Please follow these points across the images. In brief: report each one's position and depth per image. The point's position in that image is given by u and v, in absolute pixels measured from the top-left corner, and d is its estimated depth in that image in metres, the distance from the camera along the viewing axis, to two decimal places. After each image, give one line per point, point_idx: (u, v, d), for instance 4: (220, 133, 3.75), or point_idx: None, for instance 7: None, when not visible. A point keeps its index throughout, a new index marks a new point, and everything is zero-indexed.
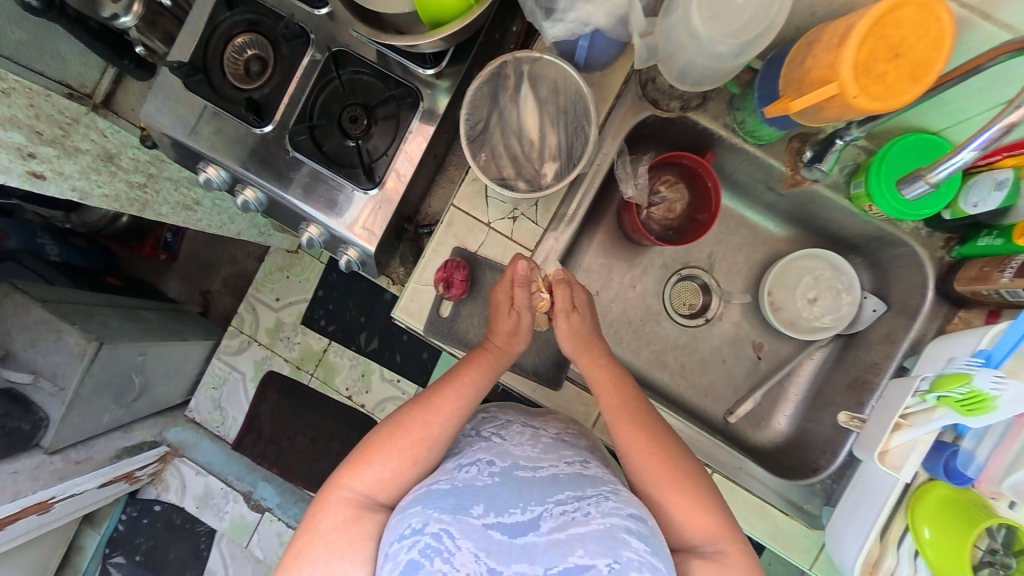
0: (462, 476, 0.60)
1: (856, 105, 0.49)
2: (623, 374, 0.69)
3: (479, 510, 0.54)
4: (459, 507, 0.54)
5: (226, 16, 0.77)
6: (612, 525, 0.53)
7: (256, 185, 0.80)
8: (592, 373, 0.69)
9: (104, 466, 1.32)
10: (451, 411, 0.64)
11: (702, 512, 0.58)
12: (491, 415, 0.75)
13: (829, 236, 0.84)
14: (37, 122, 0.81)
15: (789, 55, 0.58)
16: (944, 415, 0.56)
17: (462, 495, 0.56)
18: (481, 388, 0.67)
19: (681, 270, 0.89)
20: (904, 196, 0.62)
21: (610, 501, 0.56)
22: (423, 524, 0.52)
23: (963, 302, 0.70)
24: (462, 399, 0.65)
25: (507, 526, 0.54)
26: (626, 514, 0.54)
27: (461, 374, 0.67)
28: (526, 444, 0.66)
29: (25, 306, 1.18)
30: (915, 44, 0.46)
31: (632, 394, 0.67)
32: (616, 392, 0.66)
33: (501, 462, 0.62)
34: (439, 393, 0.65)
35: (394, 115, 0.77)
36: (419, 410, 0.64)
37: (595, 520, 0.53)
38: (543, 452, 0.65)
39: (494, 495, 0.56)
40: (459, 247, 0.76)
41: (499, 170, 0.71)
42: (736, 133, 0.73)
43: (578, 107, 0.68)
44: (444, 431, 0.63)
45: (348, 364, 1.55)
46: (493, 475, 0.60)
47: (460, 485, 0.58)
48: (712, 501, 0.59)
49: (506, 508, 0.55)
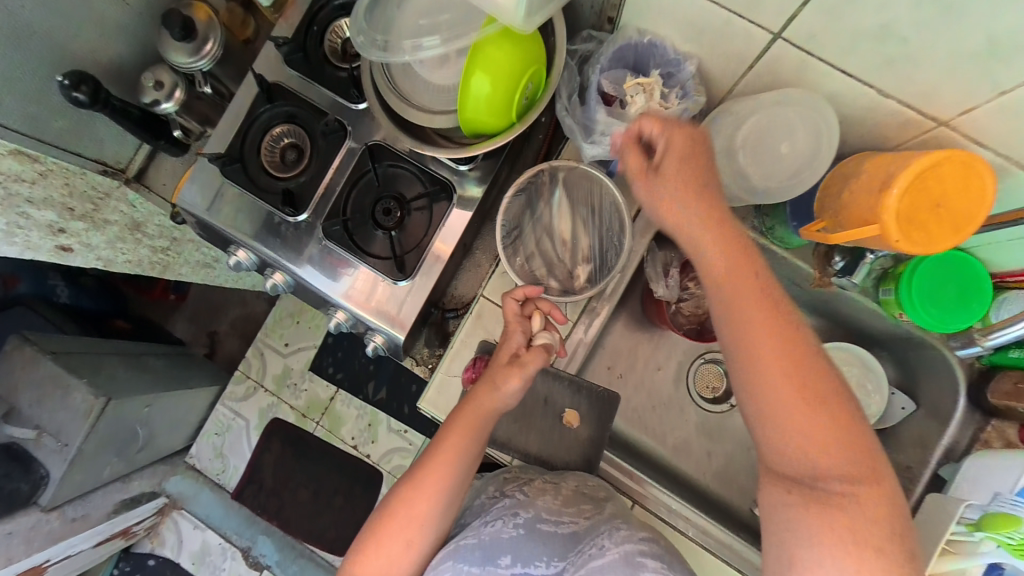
0: (487, 530, 0.63)
1: (897, 248, 0.50)
2: (776, 291, 0.49)
3: (506, 560, 0.59)
4: (488, 559, 0.59)
5: (265, 109, 0.79)
6: (627, 552, 0.57)
7: (285, 270, 0.80)
8: (728, 286, 0.49)
9: (100, 523, 1.29)
10: (440, 485, 0.61)
11: (867, 529, 0.43)
12: (514, 474, 0.74)
13: (853, 330, 0.84)
14: (70, 199, 0.84)
15: (824, 179, 0.60)
16: (990, 549, 0.55)
17: (490, 546, 0.60)
18: (470, 455, 0.63)
19: (705, 354, 0.90)
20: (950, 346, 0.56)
21: (622, 530, 0.62)
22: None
23: (995, 412, 0.70)
24: (450, 471, 0.61)
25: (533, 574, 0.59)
26: (637, 539, 0.60)
27: (445, 444, 0.62)
28: (547, 494, 0.68)
29: (34, 360, 1.18)
30: (955, 197, 0.47)
31: (794, 327, 0.47)
32: (769, 322, 0.47)
33: (524, 513, 0.65)
34: (426, 469, 0.62)
35: (427, 208, 0.78)
36: (406, 492, 0.61)
37: (611, 550, 0.58)
38: (563, 503, 0.67)
39: (520, 546, 0.61)
40: (485, 341, 0.75)
41: (532, 271, 0.71)
42: (763, 237, 0.74)
43: (613, 217, 0.69)
44: (433, 506, 0.61)
45: (355, 414, 1.51)
46: (518, 527, 0.63)
47: (486, 538, 0.62)
48: (877, 486, 0.44)
49: (532, 558, 0.60)
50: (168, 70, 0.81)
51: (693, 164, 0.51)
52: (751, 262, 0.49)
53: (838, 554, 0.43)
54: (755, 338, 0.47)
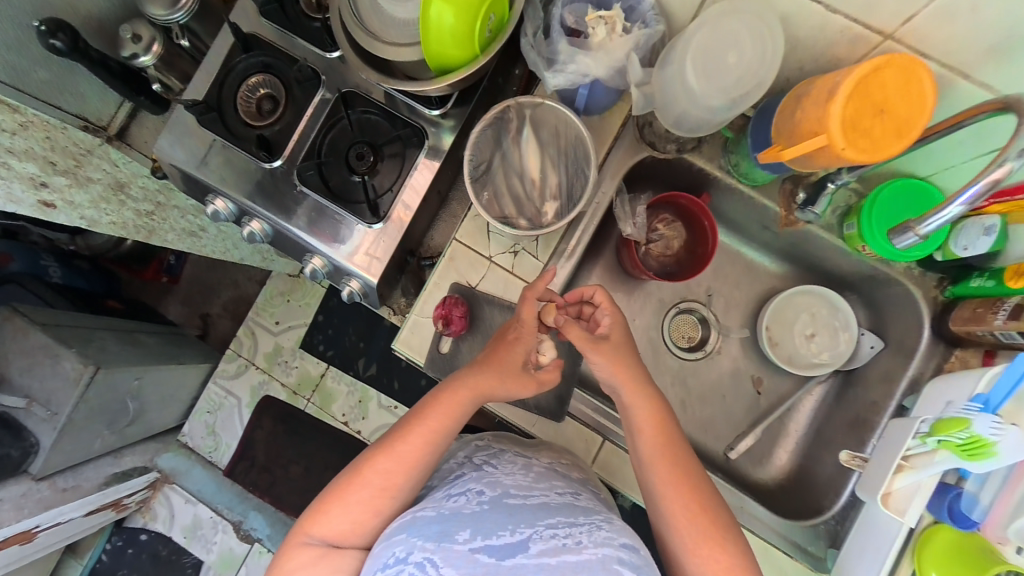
0: (449, 504, 0.58)
1: (844, 156, 0.51)
2: (667, 416, 0.66)
3: (464, 535, 0.52)
4: (444, 534, 0.52)
5: (241, 59, 0.81)
6: (605, 556, 0.51)
7: (262, 217, 0.82)
8: (637, 411, 0.65)
9: (93, 492, 1.23)
10: (418, 456, 0.62)
11: (718, 545, 0.58)
12: (485, 444, 0.73)
13: (824, 275, 0.86)
14: (51, 154, 0.82)
15: (780, 105, 0.61)
16: (944, 458, 0.56)
17: (448, 522, 0.54)
18: (449, 429, 0.64)
19: (680, 304, 0.90)
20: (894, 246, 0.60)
21: (603, 531, 0.55)
22: (408, 552, 0.51)
23: (959, 342, 0.71)
24: (428, 443, 0.63)
25: (495, 547, 0.51)
26: (619, 544, 0.53)
27: (428, 415, 0.64)
28: (517, 473, 0.64)
29: (24, 330, 1.11)
30: (897, 103, 0.49)
31: (672, 434, 0.64)
32: (659, 431, 0.64)
33: (491, 491, 0.59)
34: (404, 437, 0.63)
35: (400, 153, 0.79)
36: (381, 455, 0.62)
37: (587, 549, 0.52)
38: (534, 480, 0.63)
39: (482, 519, 0.54)
40: (458, 283, 0.77)
41: (501, 208, 0.73)
42: (730, 174, 0.75)
43: (578, 150, 0.71)
44: (407, 476, 0.61)
45: (346, 390, 1.48)
46: (482, 503, 0.57)
47: (446, 512, 0.56)
48: (725, 529, 0.59)
49: (494, 529, 0.53)
50: (146, 24, 0.82)
51: (624, 345, 0.68)
52: (640, 375, 0.67)
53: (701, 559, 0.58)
54: (653, 472, 0.63)
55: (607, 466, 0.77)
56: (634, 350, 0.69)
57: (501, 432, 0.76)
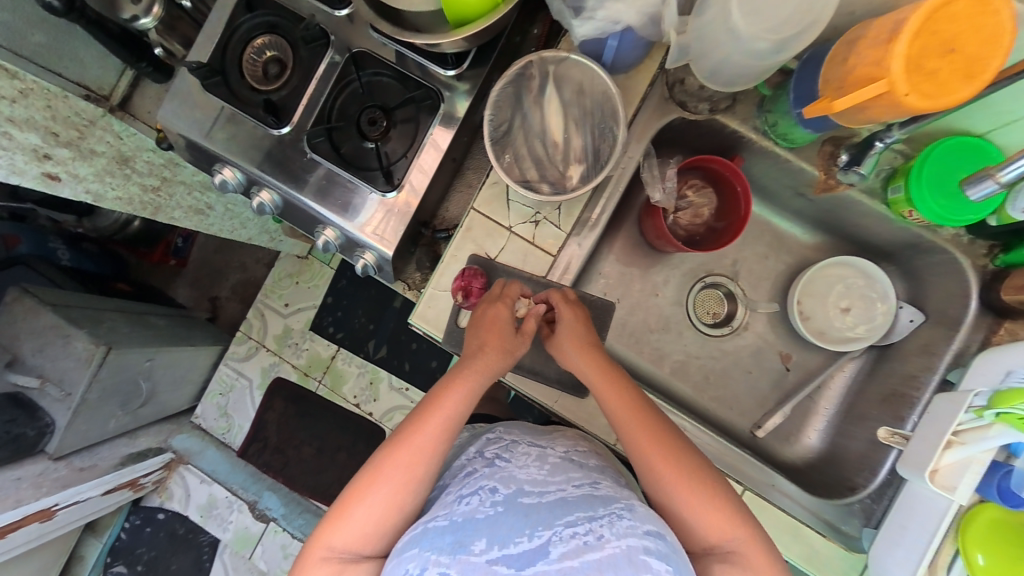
0: (462, 509, 0.55)
1: (906, 104, 0.47)
2: (624, 379, 0.65)
3: (481, 546, 0.50)
4: (459, 545, 0.50)
5: (245, 19, 0.77)
6: (630, 548, 0.48)
7: (271, 187, 0.78)
8: (595, 383, 0.64)
9: (109, 472, 1.21)
10: (435, 446, 0.60)
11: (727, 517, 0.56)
12: (497, 436, 0.71)
13: (859, 244, 0.82)
14: (53, 124, 0.78)
15: (828, 55, 0.57)
16: (1001, 432, 0.53)
17: (462, 531, 0.52)
18: (465, 412, 0.62)
19: (705, 278, 0.86)
20: (969, 197, 0.59)
21: (625, 520, 0.52)
22: (421, 569, 0.49)
23: (1008, 313, 0.67)
24: (446, 430, 0.60)
25: (514, 557, 0.49)
26: (643, 533, 0.51)
27: (442, 400, 0.62)
28: (531, 468, 0.62)
29: (34, 310, 1.08)
30: (969, 39, 0.45)
31: (628, 394, 0.63)
32: (618, 399, 0.63)
33: (505, 490, 0.57)
34: (419, 428, 0.60)
35: (413, 118, 0.76)
36: (398, 448, 0.59)
37: (610, 543, 0.49)
38: (549, 473, 0.61)
39: (497, 525, 0.52)
40: (476, 254, 0.73)
41: (523, 171, 0.70)
42: (767, 136, 0.70)
43: (605, 108, 0.67)
44: (427, 468, 0.59)
45: (356, 371, 1.48)
46: (496, 505, 0.55)
47: (459, 519, 0.54)
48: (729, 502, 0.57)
49: (510, 536, 0.51)
50: None
51: (582, 328, 0.68)
52: (602, 358, 0.66)
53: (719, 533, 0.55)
54: (628, 441, 0.61)
55: None
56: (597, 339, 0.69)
57: (513, 422, 0.73)
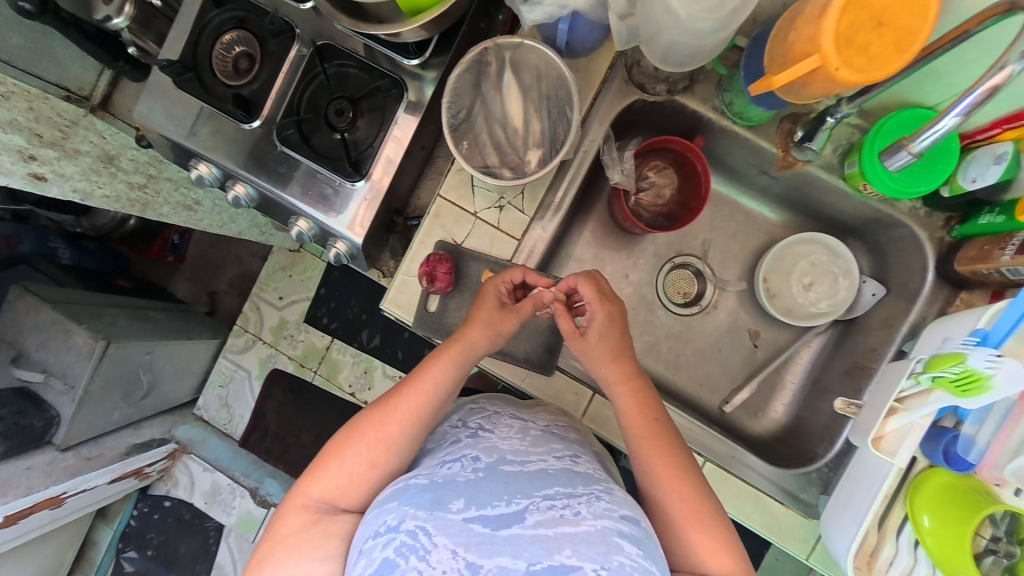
0: (443, 472, 0.57)
1: (838, 78, 0.48)
2: (652, 402, 0.65)
3: (458, 505, 0.51)
4: (437, 503, 0.52)
5: (214, 14, 0.78)
6: (604, 528, 0.51)
7: (247, 181, 0.81)
8: (622, 402, 0.65)
9: (115, 461, 1.26)
10: (414, 411, 0.63)
11: (706, 529, 0.58)
12: (479, 406, 0.73)
13: (825, 220, 0.83)
14: (37, 125, 0.78)
15: (772, 33, 0.58)
16: (939, 398, 0.55)
17: (441, 490, 0.54)
18: (447, 387, 0.64)
19: (675, 259, 0.88)
20: (888, 169, 0.62)
21: (602, 501, 0.55)
22: (399, 521, 0.51)
23: (964, 284, 0.67)
24: (425, 399, 0.63)
25: (490, 518, 0.51)
26: (619, 516, 0.53)
27: (425, 372, 0.65)
28: (513, 438, 0.63)
29: (35, 307, 1.12)
30: (897, 11, 0.46)
31: (654, 414, 0.64)
32: (642, 416, 0.64)
33: (487, 458, 0.59)
34: (402, 393, 0.64)
35: (380, 107, 0.78)
36: (379, 411, 0.62)
37: (586, 520, 0.51)
38: (531, 445, 0.63)
39: (476, 488, 0.54)
40: (444, 240, 0.76)
41: (484, 158, 0.72)
42: (725, 115, 0.72)
43: (561, 92, 0.69)
44: (407, 430, 0.62)
45: (351, 361, 1.52)
46: (478, 470, 0.57)
47: (439, 480, 0.55)
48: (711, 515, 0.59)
49: (489, 500, 0.52)
50: None
51: (617, 337, 0.66)
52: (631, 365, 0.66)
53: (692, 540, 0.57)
54: (640, 451, 0.62)
55: (597, 419, 0.78)
56: (628, 346, 0.67)
57: (496, 393, 0.75)
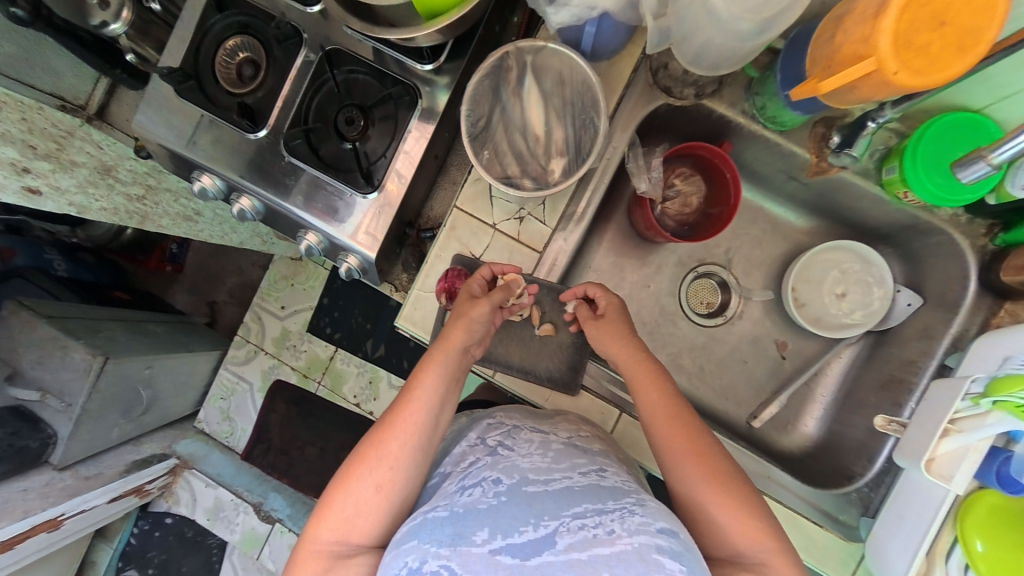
0: (463, 500, 0.53)
1: (895, 82, 0.45)
2: (661, 372, 0.63)
3: (482, 536, 0.48)
4: (460, 537, 0.48)
5: (216, 20, 0.75)
6: (642, 545, 0.46)
7: (252, 194, 0.77)
8: (631, 375, 0.64)
9: (114, 480, 1.19)
10: (411, 425, 0.58)
11: (730, 496, 0.54)
12: (497, 421, 0.69)
13: (855, 227, 0.80)
14: (31, 136, 0.74)
15: (815, 32, 0.55)
16: (999, 420, 0.52)
17: (462, 522, 0.50)
18: (441, 393, 0.60)
19: (698, 268, 0.85)
20: (959, 179, 0.59)
21: (637, 516, 0.50)
22: (421, 562, 0.47)
23: (1009, 294, 0.65)
24: (420, 409, 0.59)
25: (517, 547, 0.47)
26: (656, 530, 0.48)
27: (418, 382, 0.60)
28: (534, 455, 0.60)
29: (30, 323, 1.07)
30: (959, 10, 0.43)
31: (666, 384, 0.62)
32: (654, 386, 0.61)
33: (508, 479, 0.55)
34: (397, 408, 0.59)
35: (392, 115, 0.74)
36: (378, 432, 0.58)
37: (622, 539, 0.47)
38: (553, 461, 0.59)
39: (500, 515, 0.50)
40: (460, 254, 0.72)
41: (503, 168, 0.69)
42: (755, 120, 0.68)
43: (585, 98, 0.66)
44: (407, 446, 0.57)
45: (355, 371, 1.48)
46: (500, 495, 0.53)
47: (460, 510, 0.51)
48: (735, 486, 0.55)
49: (514, 527, 0.49)
50: None
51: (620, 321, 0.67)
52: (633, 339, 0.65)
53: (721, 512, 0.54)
54: (651, 422, 0.60)
55: (625, 439, 0.74)
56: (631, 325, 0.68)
57: (513, 406, 0.71)
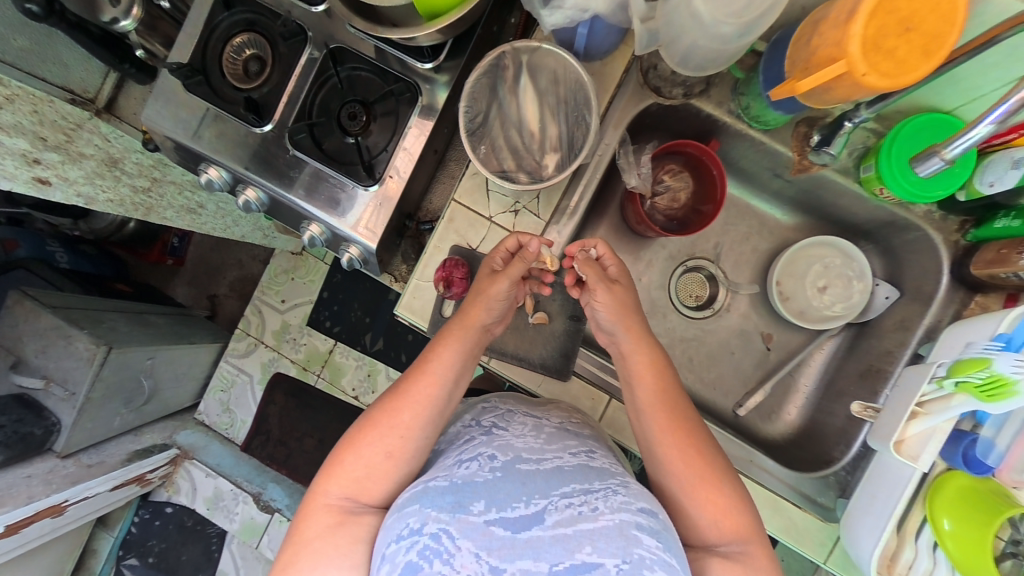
0: (461, 472, 0.56)
1: (866, 83, 0.48)
2: (664, 369, 0.64)
3: (479, 507, 0.50)
4: (459, 505, 0.51)
5: (224, 17, 0.77)
6: (622, 522, 0.49)
7: (257, 185, 0.80)
8: (635, 370, 0.64)
9: (116, 468, 1.22)
10: (425, 396, 0.61)
11: (718, 495, 0.57)
12: (492, 405, 0.72)
13: (837, 223, 0.83)
14: (41, 128, 0.76)
15: (794, 36, 0.58)
16: (962, 402, 0.56)
17: (462, 492, 0.52)
18: (456, 368, 0.63)
19: (687, 262, 0.88)
20: (919, 174, 0.62)
21: (619, 495, 0.53)
22: (421, 524, 0.49)
23: (979, 287, 0.68)
24: (434, 382, 0.62)
25: (510, 520, 0.50)
26: (636, 509, 0.51)
27: (433, 355, 0.63)
28: (528, 436, 0.62)
29: (34, 312, 1.09)
30: (925, 17, 0.46)
31: (669, 381, 0.63)
32: (655, 385, 0.63)
33: (503, 456, 0.58)
34: (411, 379, 0.62)
35: (393, 111, 0.77)
36: (392, 401, 0.61)
37: (605, 516, 0.50)
38: (546, 442, 0.61)
39: (496, 489, 0.53)
40: (457, 245, 0.75)
41: (499, 162, 0.72)
42: (741, 119, 0.72)
43: (578, 96, 0.69)
44: (420, 417, 0.60)
45: (354, 364, 1.51)
46: (495, 470, 0.56)
47: (459, 481, 0.54)
48: (726, 486, 0.58)
49: (508, 501, 0.51)
50: None
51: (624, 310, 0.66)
52: (642, 332, 0.66)
53: (706, 511, 0.57)
54: (650, 419, 0.62)
55: (614, 424, 0.77)
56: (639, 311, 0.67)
57: (508, 392, 0.74)
